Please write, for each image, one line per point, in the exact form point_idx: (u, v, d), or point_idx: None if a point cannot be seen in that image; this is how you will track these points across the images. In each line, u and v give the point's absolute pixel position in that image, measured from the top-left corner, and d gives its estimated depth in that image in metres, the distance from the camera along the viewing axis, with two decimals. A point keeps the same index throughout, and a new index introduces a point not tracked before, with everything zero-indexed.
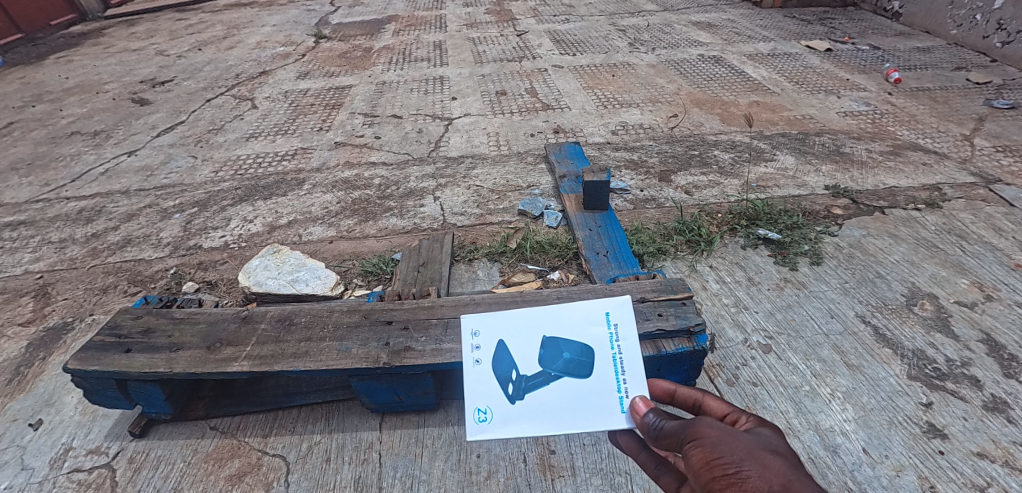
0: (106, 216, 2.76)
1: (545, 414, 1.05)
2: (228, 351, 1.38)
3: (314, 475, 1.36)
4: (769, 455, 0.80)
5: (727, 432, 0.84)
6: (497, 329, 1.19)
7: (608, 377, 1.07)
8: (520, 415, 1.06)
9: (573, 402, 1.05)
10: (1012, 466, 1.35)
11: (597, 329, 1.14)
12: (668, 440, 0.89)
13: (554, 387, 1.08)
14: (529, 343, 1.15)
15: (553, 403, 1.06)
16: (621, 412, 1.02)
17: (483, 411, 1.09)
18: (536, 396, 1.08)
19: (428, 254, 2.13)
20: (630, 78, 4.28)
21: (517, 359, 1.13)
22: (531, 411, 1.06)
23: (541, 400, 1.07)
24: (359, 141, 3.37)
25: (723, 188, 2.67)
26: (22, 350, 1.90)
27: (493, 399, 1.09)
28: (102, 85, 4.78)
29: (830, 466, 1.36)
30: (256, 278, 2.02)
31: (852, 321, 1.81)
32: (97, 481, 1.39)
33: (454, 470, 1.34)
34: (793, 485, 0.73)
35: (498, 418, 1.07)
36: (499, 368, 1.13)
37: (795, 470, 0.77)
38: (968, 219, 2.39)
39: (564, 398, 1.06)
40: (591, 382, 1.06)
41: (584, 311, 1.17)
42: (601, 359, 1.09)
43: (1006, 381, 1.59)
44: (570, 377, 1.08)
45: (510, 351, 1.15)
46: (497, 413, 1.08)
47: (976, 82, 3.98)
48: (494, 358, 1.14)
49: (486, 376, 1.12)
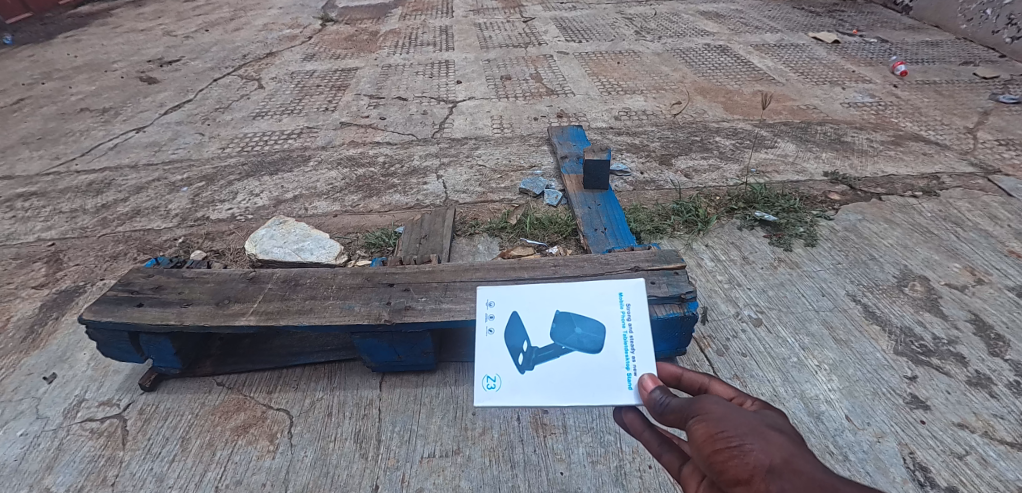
0: (116, 188, 2.82)
1: (554, 388, 0.95)
2: (236, 307, 1.44)
3: (317, 427, 1.42)
4: (776, 431, 0.68)
5: (733, 409, 0.72)
6: (512, 300, 1.09)
7: (619, 355, 0.95)
8: (530, 385, 0.96)
9: (583, 377, 0.95)
10: (991, 437, 1.39)
11: (609, 306, 1.03)
12: (673, 416, 0.76)
13: (564, 360, 0.97)
14: (542, 315, 1.05)
15: (562, 377, 0.96)
16: (628, 389, 0.91)
17: (491, 379, 0.99)
18: (545, 368, 0.98)
19: (430, 228, 2.18)
20: (635, 66, 4.29)
21: (530, 329, 1.04)
22: (540, 383, 0.96)
23: (551, 372, 0.97)
24: (365, 121, 3.41)
25: (722, 173, 2.70)
26: (36, 311, 1.96)
27: (503, 367, 1.00)
28: (111, 64, 4.82)
29: (813, 431, 1.41)
30: (263, 246, 2.08)
31: (843, 300, 1.86)
32: (109, 430, 1.45)
33: (450, 426, 1.40)
34: (796, 463, 0.62)
35: (506, 387, 0.97)
36: (510, 338, 1.03)
37: (801, 449, 0.66)
38: (965, 207, 2.41)
39: (573, 373, 0.96)
40: (602, 358, 0.96)
41: (596, 288, 1.07)
42: (612, 337, 0.98)
43: (992, 358, 1.62)
44: (581, 351, 0.98)
45: (523, 322, 1.05)
46: (505, 382, 0.98)
47: (983, 76, 3.98)
48: (506, 327, 1.05)
49: (496, 344, 1.03)
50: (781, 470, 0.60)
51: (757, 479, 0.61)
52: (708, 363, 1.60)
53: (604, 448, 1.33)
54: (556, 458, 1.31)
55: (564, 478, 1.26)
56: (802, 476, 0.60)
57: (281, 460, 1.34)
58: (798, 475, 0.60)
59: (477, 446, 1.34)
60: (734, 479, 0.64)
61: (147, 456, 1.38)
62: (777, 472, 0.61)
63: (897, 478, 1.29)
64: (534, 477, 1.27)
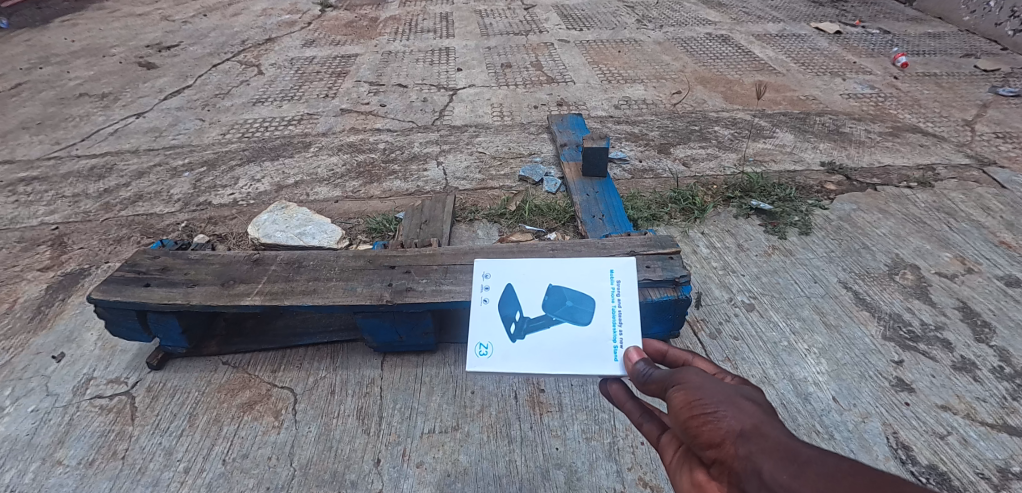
0: (117, 173, 2.83)
1: (544, 356, 0.98)
2: (241, 287, 1.47)
3: (320, 404, 1.46)
4: (751, 401, 0.67)
5: (712, 380, 0.71)
6: (507, 274, 1.14)
7: (607, 326, 0.99)
8: (520, 352, 0.99)
9: (571, 347, 0.98)
10: (973, 419, 1.43)
11: (599, 282, 1.08)
12: (654, 385, 0.77)
13: (554, 330, 1.01)
14: (535, 288, 1.09)
15: (552, 345, 0.99)
16: (614, 360, 0.93)
17: (484, 346, 1.02)
18: (536, 337, 1.01)
19: (430, 213, 2.21)
20: (636, 54, 4.28)
21: (523, 301, 1.08)
22: (531, 350, 0.99)
23: (541, 341, 1.00)
24: (365, 108, 3.41)
25: (720, 162, 2.73)
26: (43, 292, 2.00)
27: (495, 335, 1.03)
28: (109, 49, 4.79)
29: (800, 411, 1.46)
30: (266, 230, 2.12)
31: (834, 286, 1.90)
32: (118, 406, 1.50)
33: (450, 404, 1.44)
34: (766, 429, 0.61)
35: (498, 354, 1.00)
36: (504, 308, 1.07)
37: (775, 418, 0.64)
38: (959, 198, 2.44)
39: (562, 342, 0.99)
40: (590, 329, 0.99)
41: (588, 265, 1.12)
42: (601, 310, 1.02)
43: (977, 344, 1.66)
44: (570, 323, 1.02)
45: (517, 294, 1.09)
46: (497, 349, 1.01)
47: (984, 69, 3.98)
48: (501, 298, 1.09)
49: (490, 314, 1.07)
50: (750, 434, 0.60)
51: (726, 442, 0.61)
52: (701, 346, 1.65)
53: (598, 425, 1.37)
54: (551, 435, 1.36)
55: (558, 453, 1.31)
56: (770, 441, 0.59)
57: (286, 435, 1.39)
58: (765, 437, 0.59)
59: (476, 422, 1.39)
60: (707, 443, 0.63)
61: (156, 431, 1.42)
62: (747, 436, 0.60)
63: (879, 456, 1.34)
64: (530, 452, 1.32)
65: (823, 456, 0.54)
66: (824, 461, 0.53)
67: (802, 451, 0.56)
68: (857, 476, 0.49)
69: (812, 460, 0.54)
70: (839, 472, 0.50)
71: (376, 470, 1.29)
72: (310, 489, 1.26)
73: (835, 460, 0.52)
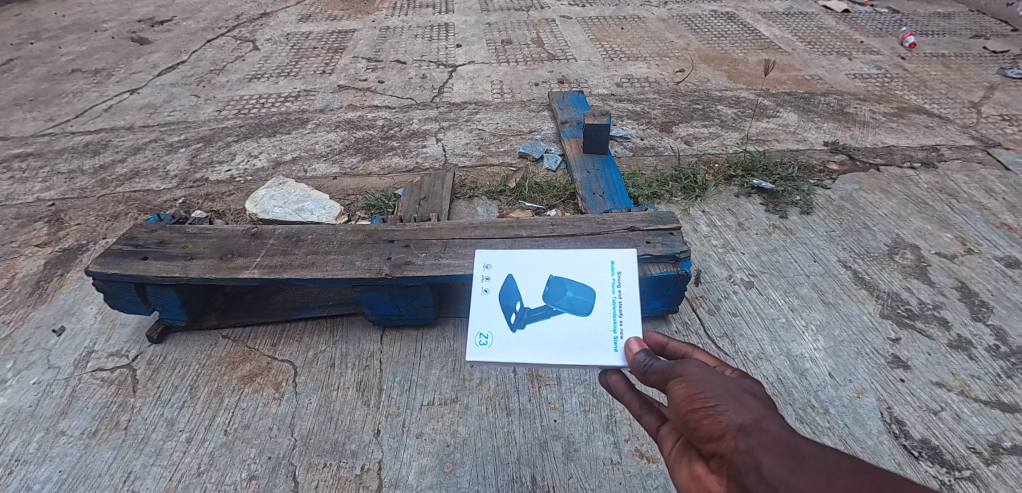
0: (113, 149, 2.80)
1: (545, 344, 0.94)
2: (240, 260, 1.47)
3: (320, 377, 1.47)
4: (753, 395, 0.65)
5: (714, 373, 0.69)
6: (509, 265, 1.11)
7: (607, 317, 0.96)
8: (520, 343, 0.95)
9: (573, 336, 0.94)
10: (967, 396, 1.44)
11: (600, 273, 1.04)
12: (655, 376, 0.76)
13: (554, 321, 0.97)
14: (536, 279, 1.06)
15: (553, 335, 0.95)
16: (614, 351, 0.90)
17: (483, 336, 0.98)
18: (536, 327, 0.97)
19: (430, 190, 2.19)
20: (640, 31, 4.20)
21: (523, 292, 1.04)
22: (531, 339, 0.95)
23: (542, 332, 0.96)
24: (363, 85, 3.36)
25: (723, 140, 2.70)
26: (41, 267, 1.99)
27: (495, 324, 0.99)
28: (101, 24, 4.70)
29: (797, 386, 1.46)
30: (264, 206, 2.10)
31: (834, 265, 1.90)
32: (119, 379, 1.50)
33: (449, 376, 1.46)
34: (767, 424, 0.59)
35: (498, 343, 0.96)
36: (505, 298, 1.04)
37: (776, 413, 0.62)
38: (962, 180, 2.42)
39: (563, 332, 0.95)
40: (591, 319, 0.96)
41: (588, 257, 1.09)
42: (601, 301, 0.99)
43: (974, 323, 1.67)
44: (571, 313, 0.98)
45: (518, 285, 1.06)
46: (496, 339, 0.97)
47: (993, 50, 3.91)
48: (502, 288, 1.06)
49: (490, 304, 1.03)
50: (750, 428, 0.58)
51: (726, 436, 0.59)
52: (699, 322, 1.66)
53: (596, 398, 1.39)
54: (549, 407, 1.37)
55: (556, 425, 1.33)
56: (770, 436, 0.57)
57: (287, 407, 1.40)
58: (766, 432, 0.57)
59: (475, 395, 1.40)
60: (707, 436, 0.62)
61: (157, 402, 1.43)
62: (747, 431, 0.58)
63: (873, 430, 1.35)
64: (528, 423, 1.33)
65: (824, 451, 0.52)
66: (825, 459, 0.51)
67: (803, 446, 0.54)
68: (857, 475, 0.48)
69: (813, 456, 0.52)
70: (840, 471, 0.48)
71: (375, 440, 1.30)
72: (311, 458, 1.27)
73: (836, 458, 0.51)
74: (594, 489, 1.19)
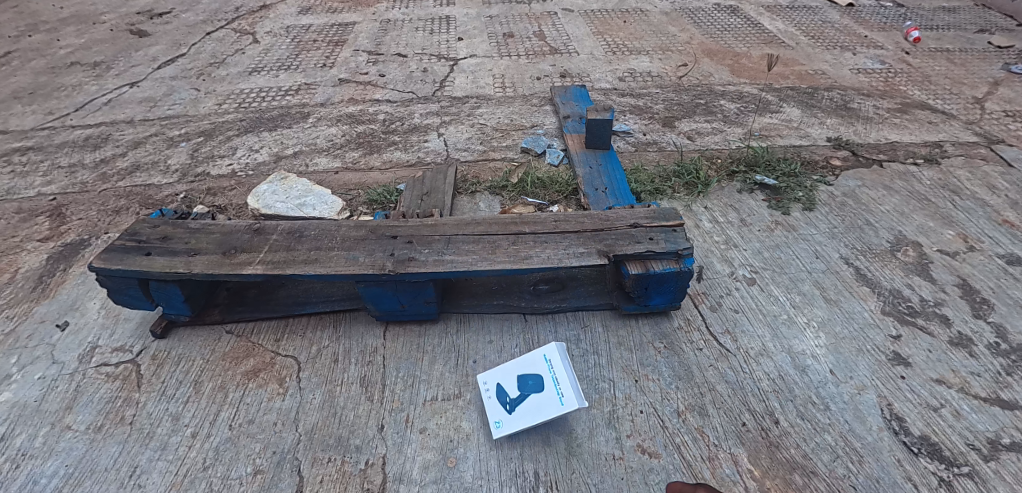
0: (113, 143, 2.79)
1: (533, 417, 1.26)
2: (243, 256, 1.47)
3: (323, 372, 1.48)
4: None
5: None
6: (490, 371, 1.40)
7: (557, 385, 1.28)
8: (518, 419, 1.27)
9: (543, 406, 1.27)
10: (966, 392, 1.45)
11: (544, 357, 1.34)
12: None
13: (528, 404, 1.29)
14: (508, 377, 1.36)
15: (534, 411, 1.27)
16: (562, 404, 1.24)
17: (495, 422, 1.29)
18: (522, 409, 1.29)
19: (432, 185, 2.19)
20: (642, 25, 4.17)
21: (505, 385, 1.35)
22: (525, 415, 1.27)
23: (527, 414, 1.27)
24: (364, 78, 3.34)
25: (725, 135, 2.69)
26: (43, 262, 1.99)
27: (499, 413, 1.31)
28: (99, 16, 4.66)
29: (798, 383, 1.46)
30: (265, 201, 2.10)
31: (836, 262, 1.90)
32: (124, 374, 1.51)
33: (452, 372, 1.46)
34: None
35: (506, 425, 1.28)
36: (496, 397, 1.34)
37: None
38: (965, 176, 2.42)
39: (538, 408, 1.27)
40: (550, 391, 1.28)
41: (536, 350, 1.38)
42: (551, 374, 1.31)
43: (974, 320, 1.68)
44: (536, 393, 1.30)
45: (499, 384, 1.36)
46: (503, 422, 1.28)
47: (998, 45, 3.88)
48: (490, 388, 1.36)
49: (488, 403, 1.34)
50: None
51: None
52: (701, 318, 1.66)
53: (598, 395, 1.40)
54: None
55: (558, 420, 1.34)
56: None
57: (291, 402, 1.41)
58: None
59: (477, 390, 1.41)
60: None
61: (162, 397, 1.44)
62: None
63: (873, 426, 1.35)
64: (530, 419, 1.34)
65: None
66: None
67: None
68: None
69: None
70: None
71: (379, 435, 1.31)
72: (315, 452, 1.28)
73: None
74: (596, 484, 1.20)
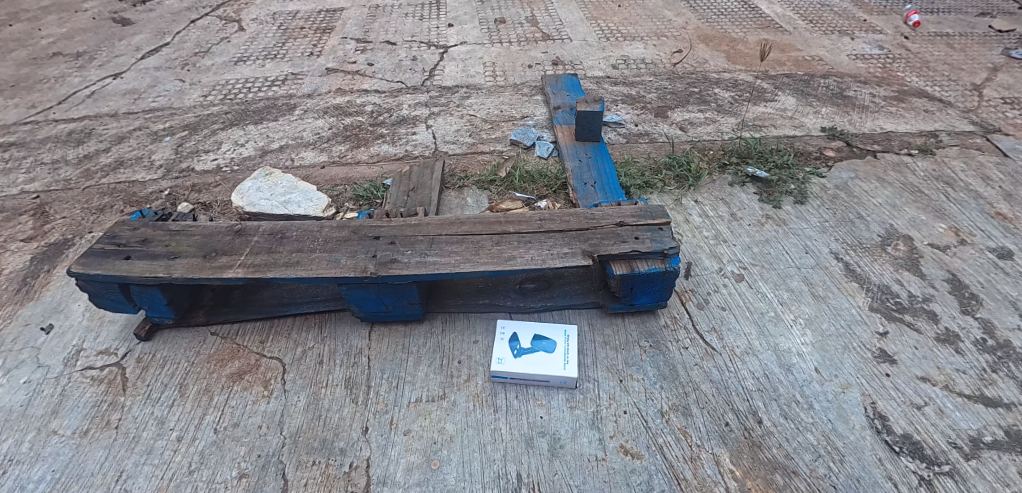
0: (97, 138, 2.74)
1: (531, 368, 1.40)
2: (223, 259, 1.45)
3: (309, 374, 1.47)
4: None
5: None
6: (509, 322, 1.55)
7: (564, 356, 1.43)
8: (520, 364, 1.41)
9: (546, 365, 1.41)
10: (951, 390, 1.45)
11: (561, 333, 1.50)
12: None
13: (535, 358, 1.43)
14: (526, 330, 1.51)
15: (536, 363, 1.41)
16: (565, 369, 1.39)
17: (497, 359, 1.43)
18: (527, 358, 1.43)
19: (419, 180, 2.16)
20: (637, 10, 4.08)
21: (518, 335, 1.49)
22: (524, 364, 1.41)
23: (530, 363, 1.41)
24: (352, 67, 3.27)
25: (718, 126, 2.65)
26: (27, 263, 1.97)
27: (504, 353, 1.44)
28: (81, 4, 4.54)
29: (783, 381, 1.46)
30: (249, 198, 2.07)
31: (825, 257, 1.89)
32: (109, 377, 1.50)
33: (437, 373, 1.46)
34: None
35: (506, 364, 1.41)
36: (507, 341, 1.48)
37: None
38: (959, 167, 2.40)
39: (541, 363, 1.41)
40: (557, 357, 1.43)
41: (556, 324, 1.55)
42: (562, 346, 1.46)
43: (962, 316, 1.67)
44: (544, 354, 1.44)
45: (514, 332, 1.50)
46: (505, 361, 1.42)
47: (998, 29, 3.82)
48: (504, 334, 1.50)
49: (499, 343, 1.47)
50: None
51: None
52: (688, 316, 1.65)
53: (582, 396, 1.40)
54: (536, 403, 1.39)
55: (543, 422, 1.34)
56: None
57: (276, 404, 1.40)
58: None
59: (462, 392, 1.41)
60: None
61: (147, 401, 1.43)
62: None
63: (856, 425, 1.36)
64: (514, 420, 1.34)
65: None
66: None
67: None
68: None
69: None
70: None
71: (363, 438, 1.31)
72: (300, 455, 1.28)
73: None
74: (578, 486, 1.21)
